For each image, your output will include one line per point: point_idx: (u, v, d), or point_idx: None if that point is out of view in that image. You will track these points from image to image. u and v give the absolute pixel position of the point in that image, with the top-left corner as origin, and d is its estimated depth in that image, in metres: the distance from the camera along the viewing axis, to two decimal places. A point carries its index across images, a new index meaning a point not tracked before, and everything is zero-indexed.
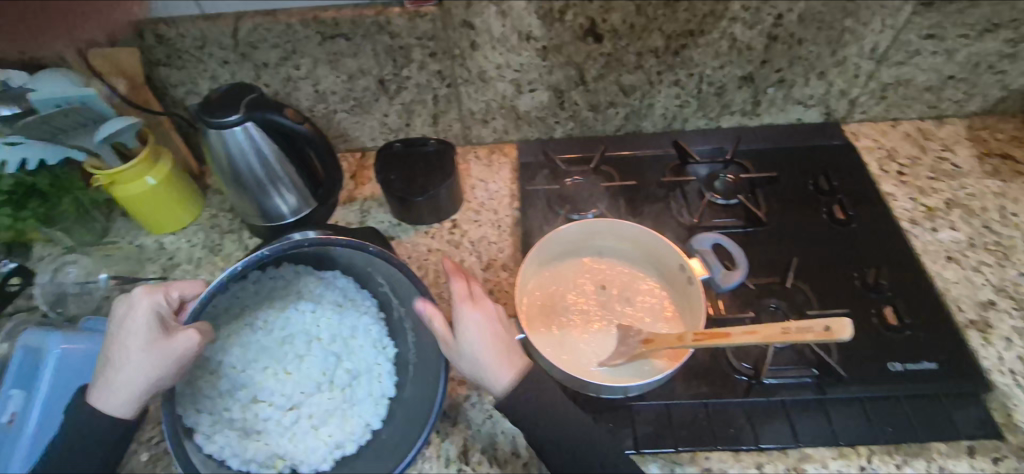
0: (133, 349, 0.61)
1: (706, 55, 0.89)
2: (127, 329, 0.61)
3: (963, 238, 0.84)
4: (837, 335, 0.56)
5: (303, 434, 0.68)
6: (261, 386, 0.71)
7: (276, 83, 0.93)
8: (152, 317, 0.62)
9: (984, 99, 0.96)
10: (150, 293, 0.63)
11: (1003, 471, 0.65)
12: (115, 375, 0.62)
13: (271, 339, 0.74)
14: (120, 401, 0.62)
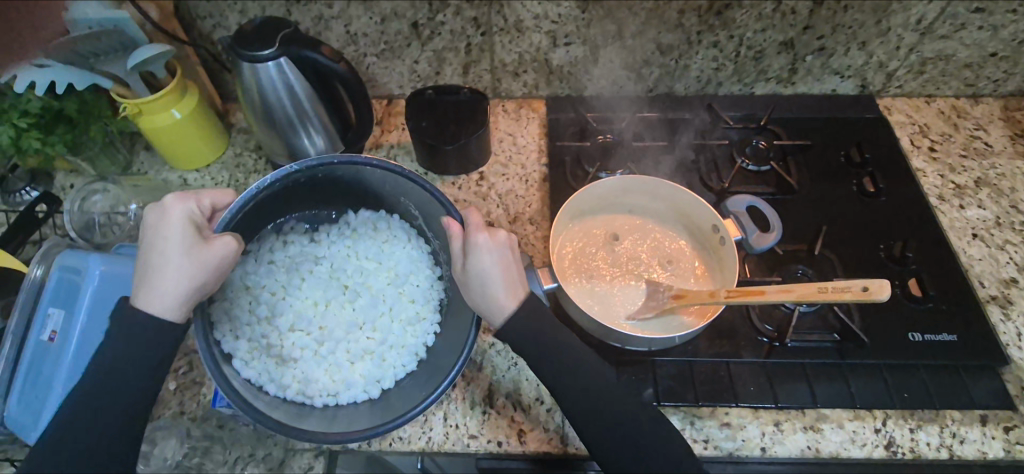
0: (175, 251, 0.60)
1: (749, 17, 0.87)
2: (163, 233, 0.60)
3: (990, 217, 0.85)
4: (875, 295, 0.58)
5: (341, 364, 0.70)
6: (302, 316, 0.73)
7: (308, 20, 0.91)
8: (188, 222, 0.61)
9: (1023, 79, 0.95)
10: (182, 199, 0.62)
11: (1013, 439, 0.67)
12: (156, 281, 0.59)
13: (313, 268, 0.76)
14: (163, 307, 0.59)
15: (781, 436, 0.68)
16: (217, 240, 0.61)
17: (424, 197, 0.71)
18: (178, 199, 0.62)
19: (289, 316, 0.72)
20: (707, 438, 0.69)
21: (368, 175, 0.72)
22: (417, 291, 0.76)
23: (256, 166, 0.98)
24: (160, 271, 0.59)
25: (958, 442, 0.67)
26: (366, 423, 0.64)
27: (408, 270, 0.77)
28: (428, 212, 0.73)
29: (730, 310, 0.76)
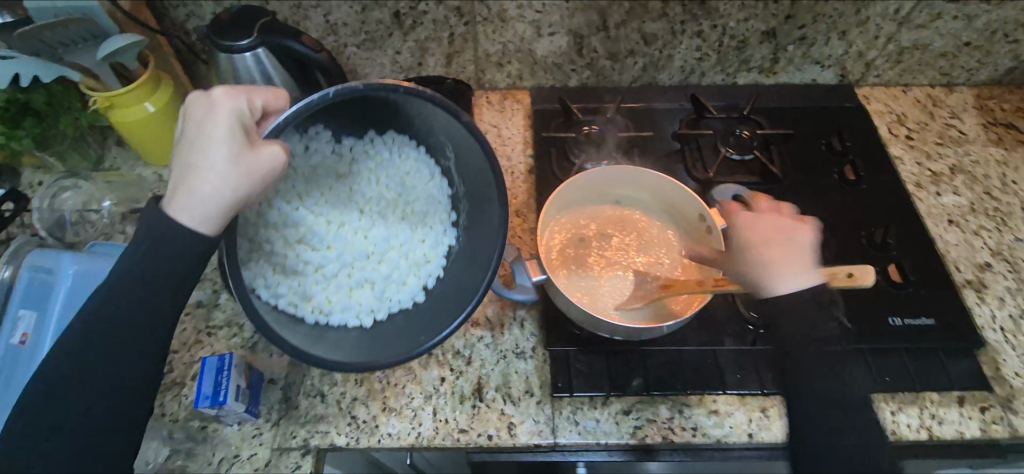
0: (213, 152, 0.50)
1: (732, 6, 0.88)
2: (206, 130, 0.50)
3: (965, 203, 0.87)
4: (862, 280, 0.67)
5: (341, 292, 0.67)
6: (307, 232, 0.67)
7: (286, 10, 0.89)
8: (236, 123, 0.51)
9: (995, 68, 0.97)
10: (236, 92, 0.52)
11: (990, 419, 0.69)
12: (187, 182, 0.50)
13: (327, 188, 0.70)
14: (194, 216, 0.50)
15: (768, 421, 0.70)
16: (264, 149, 0.51)
17: (469, 144, 0.64)
18: (230, 91, 0.53)
19: (293, 223, 0.66)
20: (695, 426, 0.69)
21: (419, 107, 0.64)
22: (433, 229, 0.72)
23: None
24: (193, 174, 0.50)
25: (937, 423, 0.69)
26: (361, 355, 0.62)
27: (432, 207, 0.72)
28: (468, 158, 0.66)
29: (717, 299, 0.77)
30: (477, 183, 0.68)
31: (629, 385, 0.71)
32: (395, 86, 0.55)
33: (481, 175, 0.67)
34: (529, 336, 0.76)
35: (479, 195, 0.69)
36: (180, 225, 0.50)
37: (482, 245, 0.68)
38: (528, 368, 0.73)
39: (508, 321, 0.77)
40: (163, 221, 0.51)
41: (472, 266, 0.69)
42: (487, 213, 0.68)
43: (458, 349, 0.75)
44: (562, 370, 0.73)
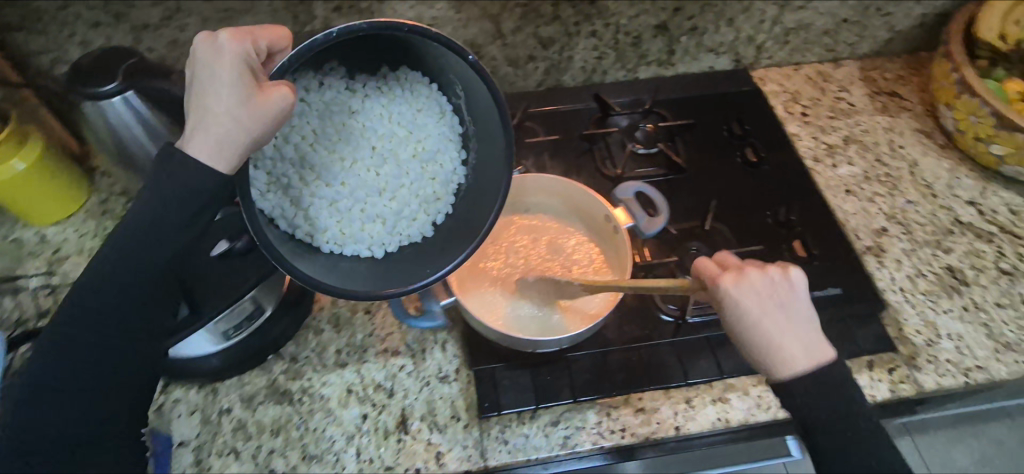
0: (226, 96, 0.47)
1: (621, 3, 0.88)
2: (212, 72, 0.47)
3: (859, 172, 0.91)
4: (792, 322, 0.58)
5: (352, 224, 0.62)
6: (316, 166, 0.61)
7: (161, 47, 0.82)
8: (243, 66, 0.48)
9: (874, 40, 1.02)
10: (242, 32, 0.49)
11: (896, 379, 0.72)
12: (202, 125, 0.47)
13: (333, 130, 0.62)
14: (210, 160, 0.48)
15: (693, 412, 0.70)
16: (274, 90, 0.48)
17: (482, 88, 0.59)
18: (242, 30, 0.49)
19: (307, 161, 0.61)
20: (624, 427, 0.69)
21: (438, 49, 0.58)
22: (443, 159, 0.66)
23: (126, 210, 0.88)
24: (207, 119, 0.48)
25: None
26: (370, 289, 0.59)
27: (447, 146, 0.66)
28: (478, 95, 0.61)
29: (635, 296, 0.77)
30: (482, 117, 0.63)
31: (555, 394, 0.70)
32: (403, 25, 0.50)
33: (488, 114, 0.62)
34: (451, 358, 0.74)
35: (486, 131, 0.64)
36: (189, 167, 0.48)
37: (491, 179, 0.64)
38: (453, 392, 0.71)
39: (429, 345, 0.75)
40: (176, 165, 0.48)
41: (481, 195, 0.65)
42: (495, 141, 0.63)
43: (379, 382, 0.72)
44: (488, 389, 0.71)
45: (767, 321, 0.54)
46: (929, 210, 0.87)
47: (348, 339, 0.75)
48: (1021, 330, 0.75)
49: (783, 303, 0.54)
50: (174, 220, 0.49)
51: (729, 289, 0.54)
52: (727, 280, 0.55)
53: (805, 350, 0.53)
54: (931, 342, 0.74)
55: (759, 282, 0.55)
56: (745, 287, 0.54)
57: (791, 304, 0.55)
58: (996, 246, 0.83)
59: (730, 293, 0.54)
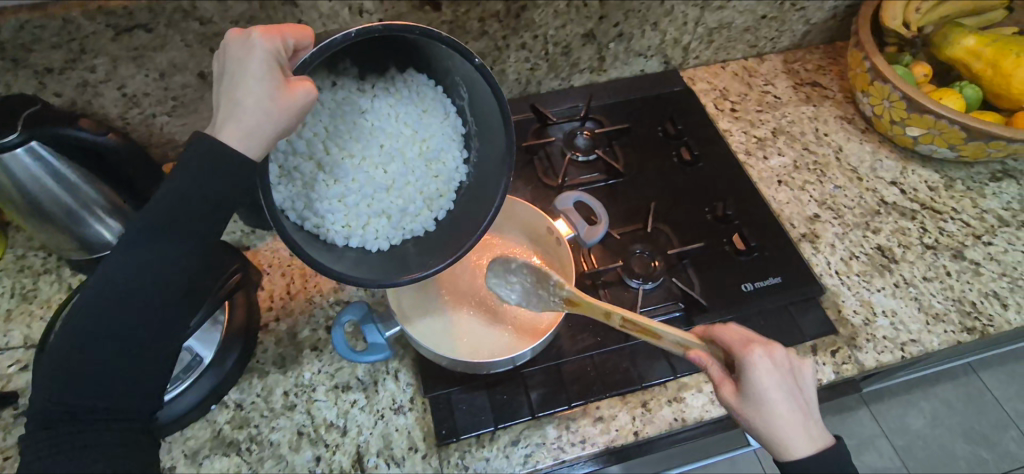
0: (257, 89, 0.47)
1: (547, 15, 0.87)
2: (242, 66, 0.47)
3: (790, 162, 0.94)
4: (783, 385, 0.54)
5: (358, 220, 0.63)
6: (328, 163, 0.62)
7: (70, 90, 0.76)
8: (272, 61, 0.48)
9: (793, 34, 1.05)
10: (272, 30, 0.49)
11: (839, 360, 0.75)
12: (234, 113, 0.47)
13: (346, 133, 0.63)
14: (237, 146, 0.47)
15: (650, 416, 0.71)
16: (302, 87, 0.49)
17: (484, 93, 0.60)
18: (269, 28, 0.49)
19: (322, 158, 0.62)
20: (584, 438, 0.69)
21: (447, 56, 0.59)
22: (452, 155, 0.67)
23: (45, 265, 0.83)
24: (238, 109, 0.47)
25: None
26: (375, 276, 0.59)
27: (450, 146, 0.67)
28: (481, 98, 0.62)
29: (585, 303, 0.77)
30: (480, 118, 0.65)
31: (513, 413, 0.70)
32: (412, 27, 0.50)
33: (486, 115, 0.63)
34: (405, 387, 0.72)
35: (483, 133, 0.66)
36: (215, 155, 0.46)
37: (489, 174, 0.65)
38: (408, 423, 0.70)
39: (381, 376, 0.73)
40: (203, 154, 0.46)
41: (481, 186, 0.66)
42: (492, 136, 0.64)
43: (331, 420, 0.70)
44: (444, 415, 0.70)
45: (782, 404, 0.52)
46: (856, 193, 0.90)
47: (295, 379, 0.72)
48: (947, 300, 0.80)
49: (795, 392, 0.53)
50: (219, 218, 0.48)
51: (759, 362, 0.52)
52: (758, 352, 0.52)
53: (808, 438, 0.52)
54: (868, 321, 0.78)
55: (783, 367, 0.53)
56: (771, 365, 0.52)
57: (803, 392, 0.53)
58: (919, 222, 0.87)
59: (755, 369, 0.52)
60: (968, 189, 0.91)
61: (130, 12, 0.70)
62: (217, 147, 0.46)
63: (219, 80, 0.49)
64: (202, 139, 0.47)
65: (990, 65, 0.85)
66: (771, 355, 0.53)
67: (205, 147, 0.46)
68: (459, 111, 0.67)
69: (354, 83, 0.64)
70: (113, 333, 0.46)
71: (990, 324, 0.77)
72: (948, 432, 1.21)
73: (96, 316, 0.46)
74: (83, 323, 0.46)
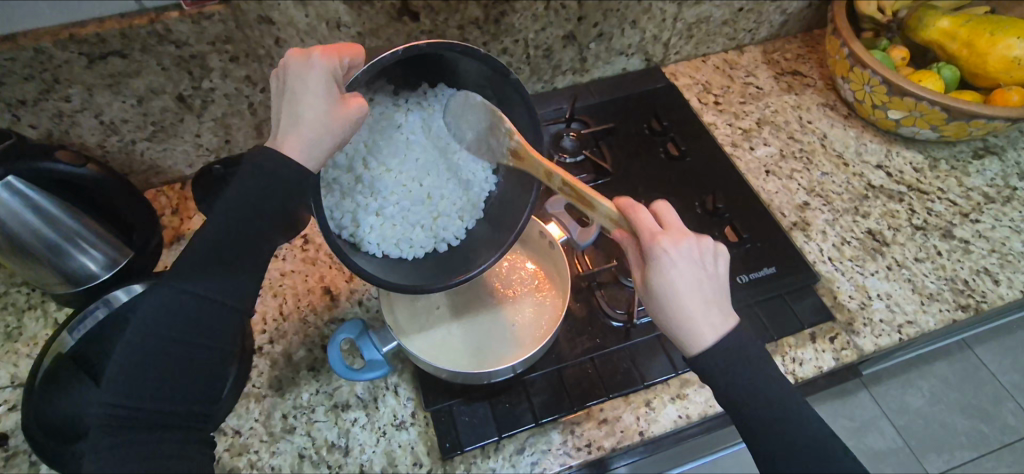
0: (320, 105, 0.51)
1: (526, 19, 0.87)
2: (302, 85, 0.51)
3: (776, 151, 0.95)
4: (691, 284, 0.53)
5: (395, 232, 0.65)
6: (366, 179, 0.65)
7: (45, 121, 0.75)
8: (328, 79, 0.51)
9: (770, 25, 1.06)
10: (331, 49, 0.52)
11: (839, 346, 0.75)
12: (296, 129, 0.50)
13: (382, 151, 0.65)
14: (300, 160, 0.51)
15: (654, 414, 0.70)
16: (357, 103, 0.53)
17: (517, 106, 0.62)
18: (327, 47, 0.53)
19: (363, 175, 0.65)
20: (589, 442, 0.69)
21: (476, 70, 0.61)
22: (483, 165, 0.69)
23: (29, 301, 0.81)
24: (301, 124, 0.50)
25: (799, 365, 0.74)
26: (423, 282, 0.62)
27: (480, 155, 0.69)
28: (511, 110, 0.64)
29: (581, 305, 0.77)
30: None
31: (516, 421, 0.69)
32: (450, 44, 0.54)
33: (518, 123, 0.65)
34: (406, 402, 0.71)
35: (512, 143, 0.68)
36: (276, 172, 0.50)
37: (520, 182, 0.67)
38: (412, 438, 0.69)
39: (381, 392, 0.72)
40: (268, 163, 0.50)
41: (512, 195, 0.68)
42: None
43: (332, 441, 0.69)
44: (447, 427, 0.69)
45: (699, 287, 0.52)
46: (843, 179, 0.91)
47: (293, 401, 0.71)
48: (940, 280, 0.80)
49: (710, 272, 0.53)
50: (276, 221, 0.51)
51: (669, 252, 0.52)
52: (668, 242, 0.53)
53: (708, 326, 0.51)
54: (864, 305, 0.78)
55: (695, 253, 0.53)
56: (682, 254, 0.53)
57: (718, 275, 0.54)
58: (907, 204, 0.88)
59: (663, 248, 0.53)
60: (952, 168, 0.91)
61: (102, 39, 0.69)
62: (281, 161, 0.50)
63: (279, 96, 0.53)
64: (263, 152, 0.50)
65: (966, 45, 0.86)
66: (680, 242, 0.53)
67: (265, 159, 0.50)
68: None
69: (389, 97, 0.65)
70: (175, 338, 0.47)
71: (984, 300, 0.78)
72: (948, 408, 1.22)
73: (159, 330, 0.47)
74: (144, 339, 0.46)
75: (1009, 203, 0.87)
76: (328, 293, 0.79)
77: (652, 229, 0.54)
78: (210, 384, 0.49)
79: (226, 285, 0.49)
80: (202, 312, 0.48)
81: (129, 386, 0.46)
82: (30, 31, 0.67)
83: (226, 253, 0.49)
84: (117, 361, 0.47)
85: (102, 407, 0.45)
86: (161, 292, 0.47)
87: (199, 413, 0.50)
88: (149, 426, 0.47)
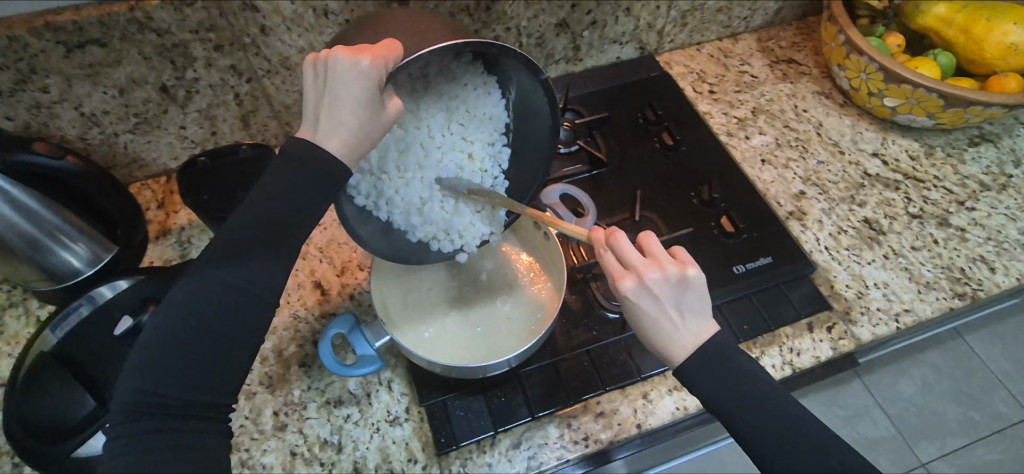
0: (367, 112, 0.50)
1: (518, 6, 0.84)
2: (342, 96, 0.48)
3: (772, 140, 0.94)
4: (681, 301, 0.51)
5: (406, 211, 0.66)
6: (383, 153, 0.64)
7: (22, 113, 0.72)
8: (368, 90, 0.49)
9: (765, 12, 1.04)
10: (381, 51, 0.48)
11: (836, 336, 0.75)
12: (339, 135, 0.49)
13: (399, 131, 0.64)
14: (344, 160, 0.51)
15: (651, 407, 0.70)
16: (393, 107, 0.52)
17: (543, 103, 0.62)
18: (375, 48, 0.49)
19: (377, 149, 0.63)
20: (586, 435, 0.68)
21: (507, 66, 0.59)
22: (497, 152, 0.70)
23: (9, 299, 0.79)
24: (347, 130, 0.49)
25: (796, 356, 0.73)
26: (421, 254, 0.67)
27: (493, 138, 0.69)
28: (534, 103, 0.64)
29: (577, 297, 0.76)
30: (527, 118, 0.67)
31: (512, 415, 0.68)
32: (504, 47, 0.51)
33: (541, 114, 0.64)
34: (400, 397, 0.70)
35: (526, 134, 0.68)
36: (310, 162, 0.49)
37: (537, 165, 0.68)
38: (407, 434, 0.68)
39: (373, 387, 0.71)
40: (306, 157, 0.49)
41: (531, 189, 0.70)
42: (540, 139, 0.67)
43: (325, 438, 0.67)
44: (442, 422, 0.68)
45: (662, 320, 0.51)
46: (839, 167, 0.90)
47: (284, 398, 0.70)
48: (937, 269, 0.80)
49: (678, 301, 0.51)
50: (291, 210, 0.49)
51: (630, 293, 0.52)
52: (628, 284, 0.52)
53: (687, 342, 0.51)
54: (861, 294, 0.78)
55: (661, 287, 0.51)
56: (643, 292, 0.52)
57: (689, 300, 0.51)
58: (903, 192, 0.87)
59: (637, 285, 0.52)
60: (948, 156, 0.91)
61: (80, 27, 0.66)
62: (323, 159, 0.49)
63: (317, 92, 0.50)
64: (302, 147, 0.49)
65: (963, 31, 0.86)
66: (643, 280, 0.51)
67: (304, 155, 0.49)
68: (505, 107, 0.68)
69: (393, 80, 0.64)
70: (202, 326, 0.46)
71: (980, 288, 0.78)
72: (940, 396, 1.22)
73: (187, 317, 0.46)
74: (172, 325, 0.45)
75: (1005, 190, 0.87)
76: (319, 288, 0.78)
77: (615, 268, 0.53)
78: (237, 374, 0.48)
79: (253, 274, 0.48)
80: (230, 300, 0.47)
81: (154, 375, 0.44)
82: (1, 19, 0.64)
83: (246, 241, 0.48)
84: (143, 348, 0.45)
85: (127, 393, 0.44)
86: (192, 279, 0.47)
87: (223, 407, 0.48)
88: (171, 417, 0.45)
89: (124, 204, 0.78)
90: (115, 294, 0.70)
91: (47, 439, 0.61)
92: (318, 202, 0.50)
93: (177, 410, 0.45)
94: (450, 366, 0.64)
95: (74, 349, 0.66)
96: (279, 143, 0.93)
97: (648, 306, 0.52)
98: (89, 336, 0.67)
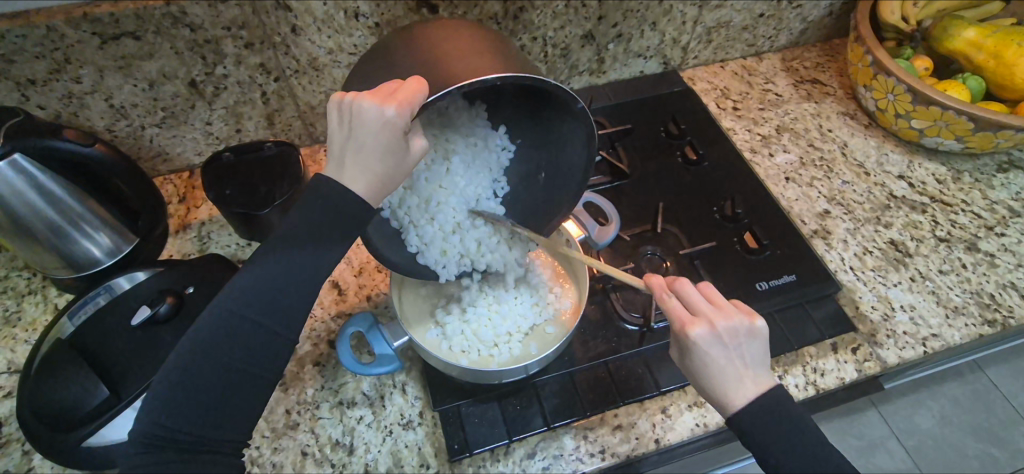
0: (393, 157, 0.49)
1: (545, 16, 0.85)
2: (368, 144, 0.47)
3: (796, 158, 0.93)
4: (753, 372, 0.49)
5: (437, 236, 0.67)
6: (423, 179, 0.66)
7: (54, 102, 0.73)
8: (394, 137, 0.48)
9: (791, 32, 1.04)
10: (407, 94, 0.47)
11: (861, 358, 0.73)
12: (363, 175, 0.49)
13: (436, 152, 0.66)
14: (366, 199, 0.50)
15: (670, 422, 0.68)
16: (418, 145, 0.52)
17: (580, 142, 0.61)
18: (402, 91, 0.47)
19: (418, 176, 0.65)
20: (603, 448, 0.66)
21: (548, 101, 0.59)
22: (533, 179, 0.70)
23: (29, 286, 0.79)
24: (373, 174, 0.49)
25: (820, 376, 0.72)
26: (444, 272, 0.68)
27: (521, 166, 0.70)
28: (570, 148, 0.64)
29: (596, 307, 0.75)
30: (560, 148, 0.65)
31: (527, 424, 0.67)
32: (542, 81, 0.49)
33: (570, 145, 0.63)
34: (413, 401, 0.69)
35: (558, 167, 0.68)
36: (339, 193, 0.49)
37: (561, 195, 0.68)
38: (419, 439, 0.66)
39: (387, 390, 0.70)
40: (330, 193, 0.48)
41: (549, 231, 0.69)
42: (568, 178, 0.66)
43: (336, 439, 0.66)
44: (455, 429, 0.66)
45: (730, 372, 0.48)
46: (864, 188, 0.89)
47: (297, 397, 0.69)
48: (965, 293, 0.78)
49: (744, 353, 0.49)
50: (323, 220, 0.49)
51: (700, 340, 0.49)
52: (699, 330, 0.49)
53: (746, 388, 0.48)
54: (887, 316, 0.76)
55: (729, 334, 0.49)
56: (713, 340, 0.49)
57: (752, 352, 0.49)
58: (930, 215, 0.86)
59: (709, 342, 0.49)
60: (976, 181, 0.90)
61: (117, 19, 0.67)
62: (346, 195, 0.49)
63: (339, 132, 0.49)
64: (330, 184, 0.49)
65: (993, 56, 0.85)
66: (714, 326, 0.49)
67: (330, 190, 0.49)
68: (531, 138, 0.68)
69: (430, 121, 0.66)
70: (221, 361, 0.46)
71: (1011, 316, 0.76)
72: (958, 431, 1.19)
73: (206, 351, 0.46)
74: (194, 356, 0.46)
75: None
76: (335, 288, 0.77)
77: (683, 313, 0.51)
78: (252, 408, 0.48)
79: (276, 302, 0.48)
80: (249, 335, 0.47)
81: (168, 408, 0.45)
82: (43, 9, 0.65)
83: (270, 259, 0.48)
84: (163, 379, 0.46)
85: (143, 421, 0.45)
86: (213, 310, 0.47)
87: (237, 442, 0.48)
88: (180, 450, 0.45)
89: (149, 197, 0.77)
90: (132, 286, 0.70)
91: (58, 428, 0.60)
92: (340, 226, 0.49)
93: (188, 444, 0.46)
94: (466, 370, 0.63)
95: (91, 337, 0.65)
96: (302, 144, 0.94)
97: (717, 363, 0.49)
98: (105, 323, 0.67)
